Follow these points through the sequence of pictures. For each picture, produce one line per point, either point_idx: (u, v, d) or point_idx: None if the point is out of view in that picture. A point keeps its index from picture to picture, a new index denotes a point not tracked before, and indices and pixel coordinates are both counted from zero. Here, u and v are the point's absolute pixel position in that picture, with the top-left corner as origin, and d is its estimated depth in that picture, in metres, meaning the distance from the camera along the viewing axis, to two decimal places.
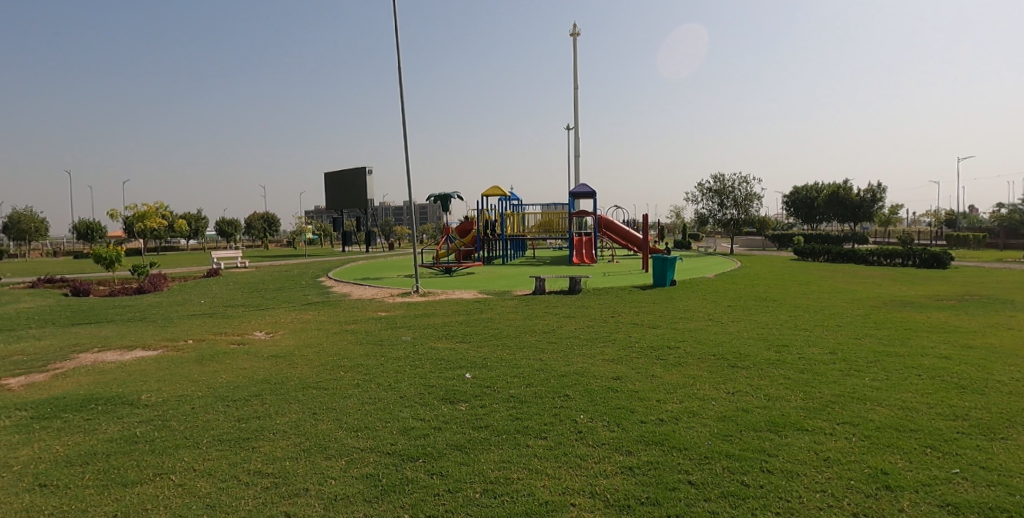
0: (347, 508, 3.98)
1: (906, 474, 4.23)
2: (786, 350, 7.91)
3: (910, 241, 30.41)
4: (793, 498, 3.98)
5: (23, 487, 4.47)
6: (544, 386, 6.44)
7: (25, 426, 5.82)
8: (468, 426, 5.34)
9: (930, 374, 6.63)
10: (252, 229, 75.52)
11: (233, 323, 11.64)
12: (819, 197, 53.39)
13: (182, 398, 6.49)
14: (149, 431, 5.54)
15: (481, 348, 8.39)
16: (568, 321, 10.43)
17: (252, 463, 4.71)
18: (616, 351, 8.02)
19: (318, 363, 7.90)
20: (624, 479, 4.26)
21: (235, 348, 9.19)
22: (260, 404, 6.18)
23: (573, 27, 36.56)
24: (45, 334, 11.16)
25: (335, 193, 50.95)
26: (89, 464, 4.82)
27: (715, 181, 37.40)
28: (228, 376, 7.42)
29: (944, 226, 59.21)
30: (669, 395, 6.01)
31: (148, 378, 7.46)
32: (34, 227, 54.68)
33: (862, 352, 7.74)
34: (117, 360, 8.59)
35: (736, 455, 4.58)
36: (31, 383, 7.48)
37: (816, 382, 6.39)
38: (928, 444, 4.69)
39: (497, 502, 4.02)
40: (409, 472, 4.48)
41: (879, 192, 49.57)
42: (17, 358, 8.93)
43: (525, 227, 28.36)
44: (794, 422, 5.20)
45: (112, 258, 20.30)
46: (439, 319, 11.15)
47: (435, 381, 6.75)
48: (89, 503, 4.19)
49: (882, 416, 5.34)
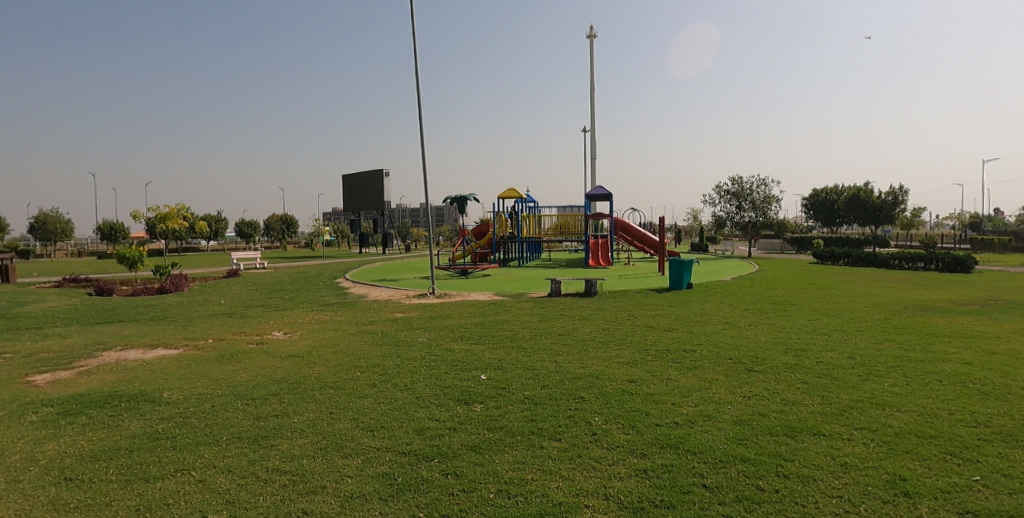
0: (363, 506, 4.04)
1: (924, 480, 4.18)
2: (804, 354, 7.82)
3: (934, 243, 29.68)
4: (810, 503, 3.96)
5: (50, 480, 4.61)
6: (559, 388, 6.46)
7: (51, 421, 5.99)
8: (483, 426, 5.38)
9: (951, 380, 6.50)
10: (273, 231, 76.89)
11: (252, 323, 11.87)
12: (840, 200, 52.82)
13: (202, 396, 6.63)
14: (171, 427, 5.67)
15: (496, 350, 8.42)
16: (583, 324, 10.34)
17: (271, 461, 4.81)
18: (631, 354, 8.00)
19: (335, 363, 7.99)
20: (638, 481, 4.28)
21: (254, 348, 9.35)
22: (279, 403, 6.28)
23: (590, 31, 36.93)
24: (70, 333, 11.38)
25: (352, 196, 51.52)
26: (113, 459, 4.96)
27: (733, 183, 37.12)
28: (247, 376, 7.52)
29: (970, 228, 58.22)
30: (685, 398, 5.99)
31: (170, 376, 7.63)
32: (60, 227, 56.12)
33: (882, 357, 7.61)
34: (138, 359, 8.78)
35: (751, 459, 4.55)
36: (57, 379, 7.71)
37: (834, 387, 6.31)
38: (948, 450, 4.62)
39: (512, 502, 4.05)
40: (424, 471, 4.53)
41: (901, 195, 48.60)
42: (43, 356, 9.18)
43: (541, 230, 28.40)
44: (811, 427, 5.17)
45: (134, 258, 20.33)
46: (455, 320, 11.21)
47: (451, 382, 6.80)
48: (113, 496, 4.32)
49: (901, 421, 5.27)
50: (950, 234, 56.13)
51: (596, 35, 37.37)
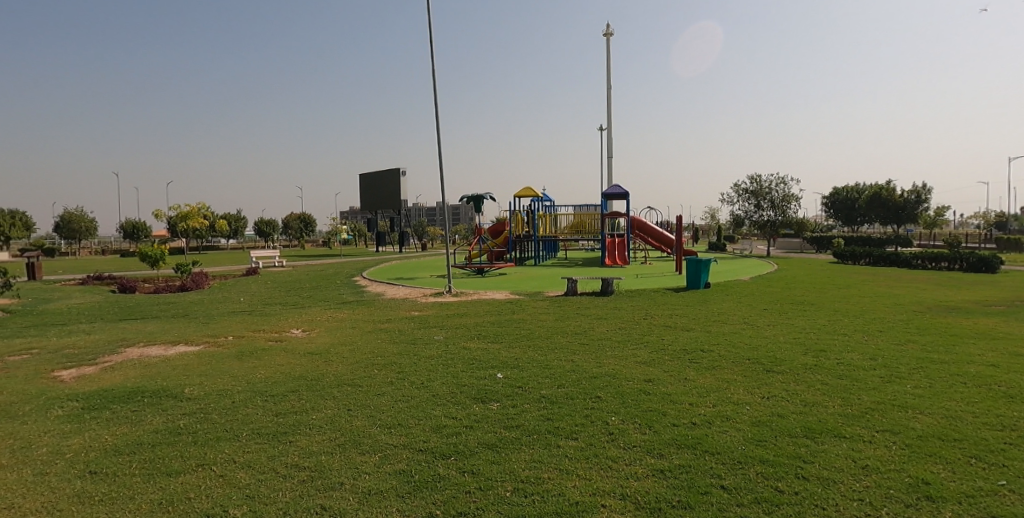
0: (381, 503, 4.08)
1: (948, 484, 4.10)
2: (824, 355, 7.71)
3: (958, 242, 29.03)
4: (831, 505, 3.91)
5: (76, 473, 4.72)
6: (575, 387, 6.45)
7: (77, 415, 6.14)
8: (500, 425, 5.39)
9: (976, 382, 6.36)
10: (291, 230, 77.75)
11: (271, 320, 12.03)
12: (862, 198, 51.91)
13: (222, 393, 6.73)
14: (193, 423, 5.76)
15: (512, 349, 8.42)
16: (599, 323, 10.31)
17: (289, 456, 4.86)
18: (648, 353, 7.95)
19: (353, 361, 8.06)
20: (655, 481, 4.25)
21: (272, 345, 9.47)
22: (297, 400, 6.35)
23: (607, 28, 36.73)
24: (94, 330, 11.62)
25: (369, 195, 51.90)
26: (136, 453, 5.06)
27: (751, 181, 36.67)
28: (266, 372, 7.61)
29: (997, 227, 56.83)
30: (703, 399, 5.94)
31: (191, 372, 7.76)
32: (84, 226, 57.34)
33: (904, 358, 7.48)
34: (160, 355, 8.95)
35: (770, 461, 4.50)
36: (82, 375, 7.88)
37: (855, 388, 6.21)
38: (973, 454, 4.52)
39: (528, 501, 4.05)
40: (441, 469, 4.56)
41: (924, 193, 47.64)
42: (68, 351, 9.40)
43: (557, 228, 28.34)
44: (831, 428, 5.09)
45: (156, 256, 20.71)
46: (471, 319, 11.25)
47: (468, 380, 6.82)
48: (136, 489, 4.41)
49: (925, 424, 5.17)
50: (976, 234, 54.85)
51: (613, 33, 37.17)
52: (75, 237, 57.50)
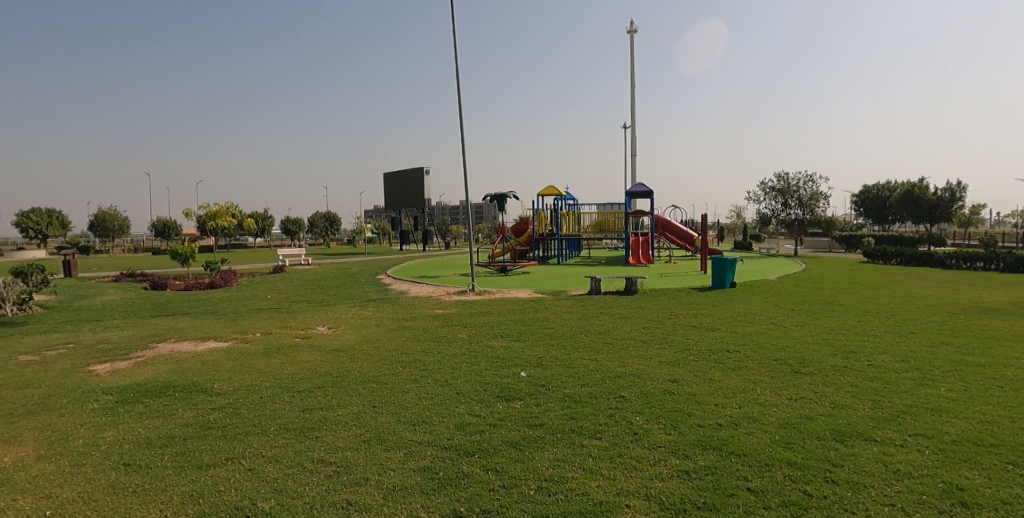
0: (405, 499, 4.12)
1: (984, 490, 3.98)
2: (854, 356, 7.54)
3: (995, 242, 28.09)
4: (860, 510, 3.83)
5: (111, 464, 4.87)
6: (599, 386, 6.42)
7: (112, 408, 6.33)
8: (523, 423, 5.40)
9: (1014, 386, 6.15)
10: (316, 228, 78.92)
11: (298, 317, 12.23)
12: (893, 196, 50.58)
13: (251, 388, 6.87)
14: (222, 417, 5.90)
15: (535, 347, 8.43)
16: (622, 322, 10.25)
17: (316, 452, 4.94)
18: (672, 353, 7.88)
19: (377, 358, 8.15)
20: (680, 483, 4.21)
21: (299, 342, 9.64)
22: (323, 396, 6.45)
23: (631, 26, 36.42)
24: (128, 325, 11.97)
25: (392, 194, 52.38)
26: (168, 446, 5.20)
27: (778, 180, 36.00)
28: (293, 369, 7.74)
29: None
30: (728, 400, 5.86)
31: (220, 368, 7.94)
32: (118, 225, 59.02)
33: (938, 361, 7.27)
34: (191, 351, 9.17)
35: (797, 464, 4.43)
36: (116, 369, 8.13)
37: (887, 391, 6.06)
38: (1010, 460, 4.38)
39: (551, 500, 4.06)
40: (465, 466, 4.59)
41: (958, 191, 46.24)
42: (104, 346, 9.70)
43: (580, 227, 28.21)
44: (861, 432, 4.98)
45: (186, 254, 21.21)
46: (495, 317, 11.28)
47: (491, 378, 6.85)
48: (168, 481, 4.53)
49: (959, 428, 5.03)
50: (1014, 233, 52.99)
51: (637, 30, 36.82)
52: (109, 236, 59.25)
